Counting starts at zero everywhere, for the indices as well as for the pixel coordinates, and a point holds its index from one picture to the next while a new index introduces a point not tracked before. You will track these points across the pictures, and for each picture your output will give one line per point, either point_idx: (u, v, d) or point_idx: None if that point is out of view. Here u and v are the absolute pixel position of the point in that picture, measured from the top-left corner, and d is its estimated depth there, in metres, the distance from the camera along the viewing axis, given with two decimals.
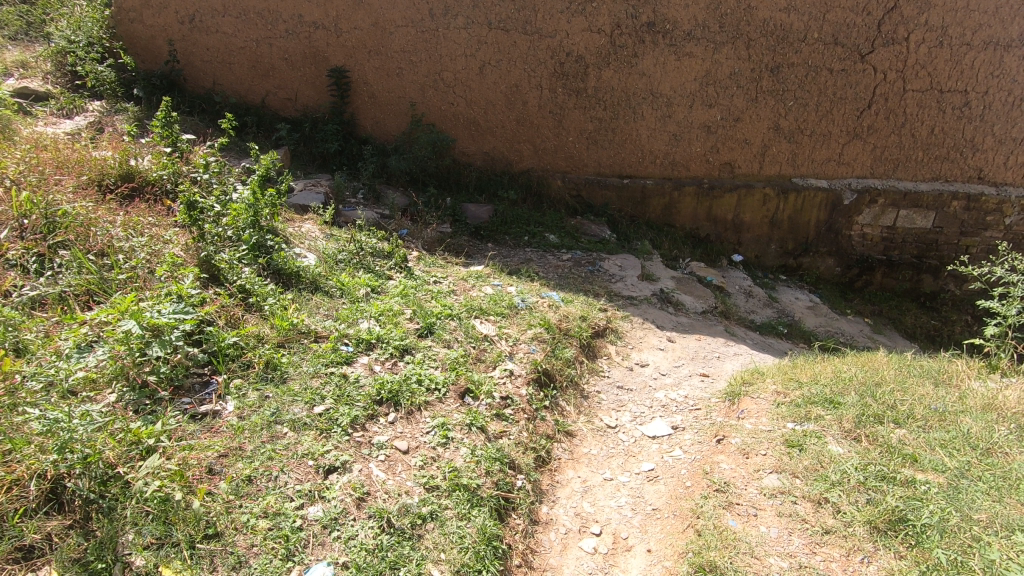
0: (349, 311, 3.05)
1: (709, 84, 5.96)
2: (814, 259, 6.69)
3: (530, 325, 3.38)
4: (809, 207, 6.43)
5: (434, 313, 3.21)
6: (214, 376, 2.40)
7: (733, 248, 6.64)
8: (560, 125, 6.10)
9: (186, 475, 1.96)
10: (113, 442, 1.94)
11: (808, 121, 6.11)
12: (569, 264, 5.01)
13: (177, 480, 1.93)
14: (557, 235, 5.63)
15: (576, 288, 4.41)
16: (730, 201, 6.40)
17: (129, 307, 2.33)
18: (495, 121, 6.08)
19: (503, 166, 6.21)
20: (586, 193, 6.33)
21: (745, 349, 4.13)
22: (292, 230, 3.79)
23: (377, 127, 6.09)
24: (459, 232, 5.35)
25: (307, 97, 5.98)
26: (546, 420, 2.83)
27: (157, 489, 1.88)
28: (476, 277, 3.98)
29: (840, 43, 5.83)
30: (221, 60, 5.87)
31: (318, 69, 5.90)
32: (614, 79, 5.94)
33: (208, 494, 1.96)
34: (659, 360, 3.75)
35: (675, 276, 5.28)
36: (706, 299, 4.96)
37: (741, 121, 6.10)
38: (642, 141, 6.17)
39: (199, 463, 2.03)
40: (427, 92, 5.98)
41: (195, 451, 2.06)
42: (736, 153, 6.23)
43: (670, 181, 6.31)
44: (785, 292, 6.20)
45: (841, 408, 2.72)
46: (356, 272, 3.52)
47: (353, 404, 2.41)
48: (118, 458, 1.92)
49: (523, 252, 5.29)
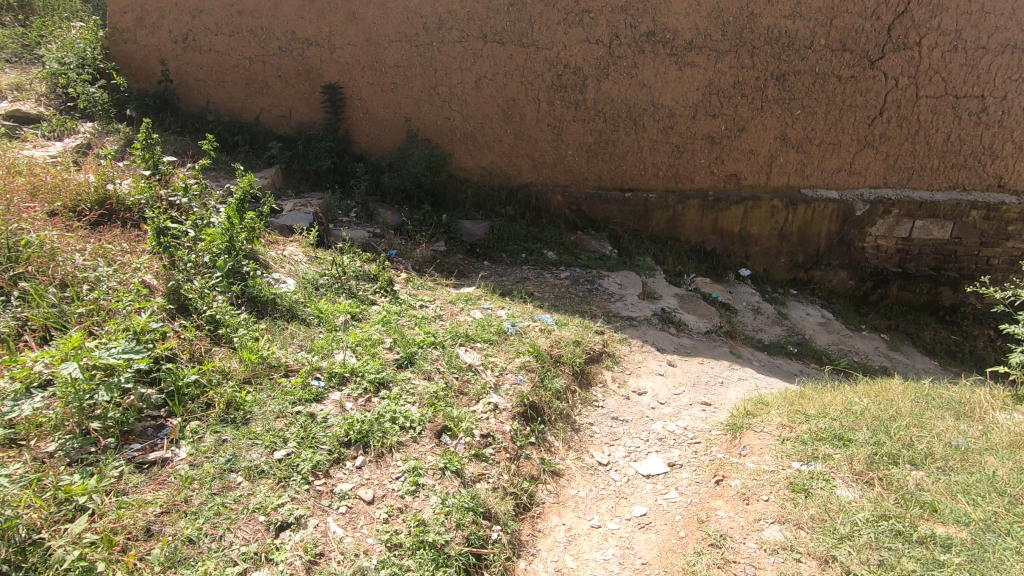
0: (324, 341, 2.89)
1: (712, 93, 5.78)
2: (826, 273, 6.43)
3: (518, 353, 3.21)
4: (819, 219, 6.19)
5: (416, 342, 3.05)
6: (170, 419, 2.26)
7: (740, 262, 6.40)
8: (559, 139, 5.94)
9: (117, 539, 1.81)
10: (39, 502, 1.81)
11: (816, 130, 5.91)
12: (566, 282, 4.82)
13: (103, 547, 1.77)
14: (555, 252, 5.45)
15: (572, 309, 4.22)
16: (737, 213, 6.18)
17: (77, 347, 2.16)
18: (492, 135, 5.94)
19: (501, 181, 6.06)
20: (587, 208, 6.15)
21: (750, 373, 3.90)
22: (274, 254, 3.66)
23: (372, 143, 5.98)
24: (454, 250, 5.19)
25: (301, 115, 5.90)
26: (531, 459, 2.65)
27: (78, 559, 1.72)
28: (466, 300, 3.82)
29: (848, 49, 5.63)
30: (215, 78, 5.81)
31: (312, 86, 5.82)
32: (614, 91, 5.78)
33: (138, 562, 1.79)
34: (658, 387, 3.55)
35: (678, 293, 5.07)
36: (710, 317, 4.73)
37: (746, 131, 5.91)
38: (644, 153, 5.99)
39: (135, 522, 1.87)
40: (422, 107, 5.86)
41: (131, 509, 1.91)
42: (742, 163, 6.03)
43: (673, 193, 6.11)
44: (796, 308, 5.95)
45: (851, 447, 2.49)
46: (337, 298, 3.37)
47: (317, 448, 2.26)
48: (42, 521, 1.78)
49: (519, 270, 5.12)
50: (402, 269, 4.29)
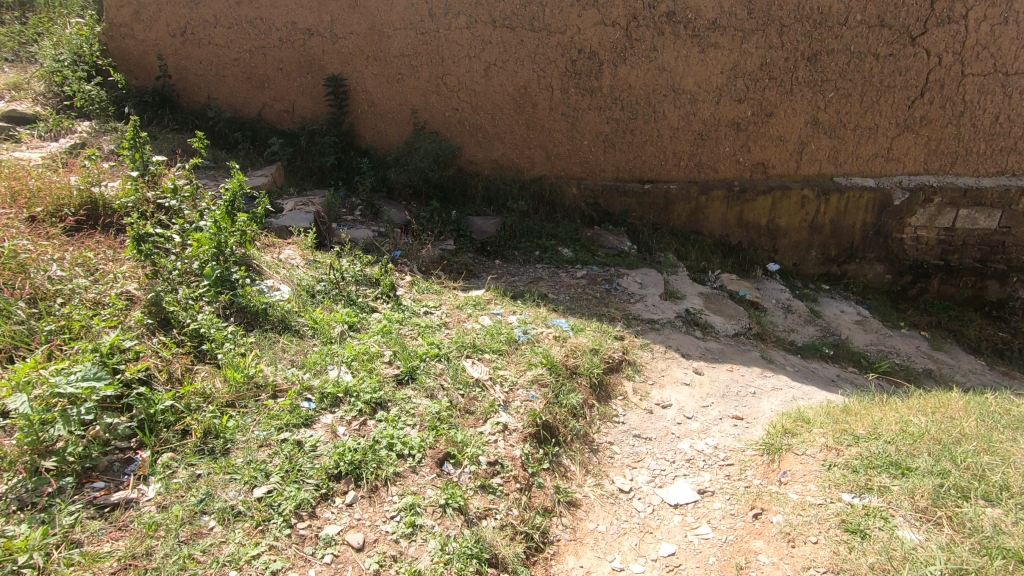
0: (317, 356, 2.65)
1: (738, 77, 5.41)
2: (861, 267, 6.03)
3: (530, 365, 2.94)
4: (854, 209, 5.79)
5: (418, 354, 2.79)
6: (140, 451, 2.06)
7: (768, 256, 6.03)
8: (574, 128, 5.62)
9: None
10: None
11: (850, 114, 5.50)
12: (583, 282, 4.53)
13: None
14: (571, 248, 5.15)
15: (589, 312, 3.93)
16: (764, 204, 5.81)
17: (25, 377, 2.00)
18: (503, 126, 5.64)
19: (513, 174, 5.77)
20: (604, 201, 5.83)
21: (784, 382, 3.58)
22: (269, 258, 3.43)
23: (378, 137, 5.72)
24: (463, 248, 4.92)
25: (304, 109, 5.67)
26: (544, 488, 2.40)
27: None
28: (474, 305, 3.56)
29: (887, 25, 5.20)
30: (215, 73, 5.60)
31: (314, 78, 5.58)
32: (632, 76, 5.44)
33: None
34: (684, 399, 3.25)
35: (703, 292, 4.74)
36: (738, 319, 4.40)
37: (775, 117, 5.53)
38: (665, 142, 5.64)
39: None
40: (430, 98, 5.59)
41: (80, 567, 1.69)
42: (770, 151, 5.65)
43: (696, 184, 5.76)
44: (829, 306, 5.57)
45: (912, 478, 2.18)
46: (335, 306, 3.13)
47: (302, 483, 2.04)
48: None
49: (533, 270, 4.83)
50: (406, 271, 4.03)
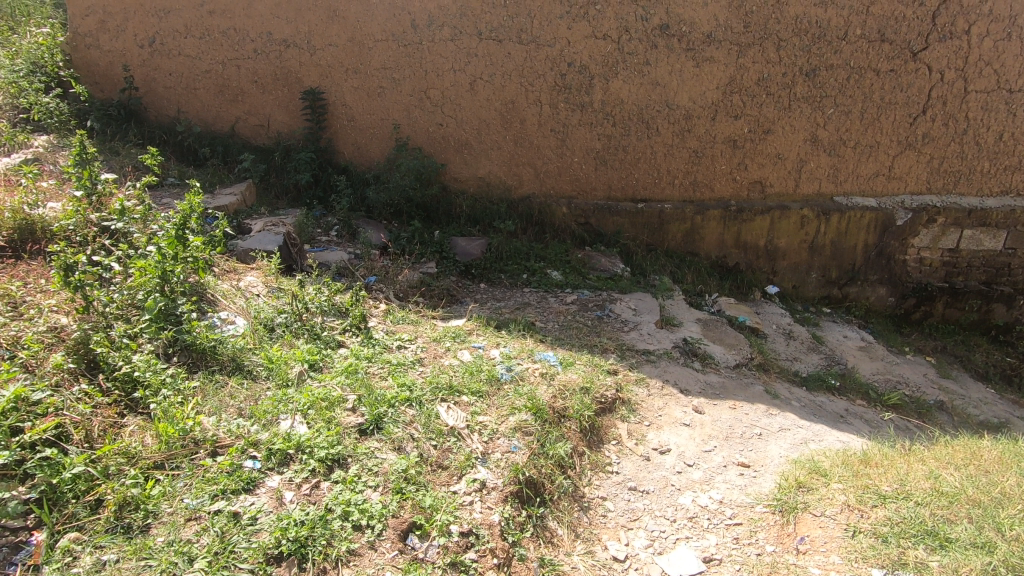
0: (269, 402, 2.32)
1: (734, 92, 5.20)
2: (863, 289, 5.78)
3: (512, 409, 2.62)
4: (855, 230, 5.57)
5: (385, 398, 2.47)
6: (34, 534, 1.74)
7: (767, 278, 5.77)
8: (563, 145, 5.37)
9: None
10: None
11: (850, 131, 5.30)
12: (574, 308, 4.23)
13: None
14: (561, 271, 4.87)
15: (580, 343, 3.63)
16: (762, 224, 5.57)
17: None
18: (489, 142, 5.38)
19: (500, 192, 5.50)
20: (596, 220, 5.57)
21: (791, 421, 3.28)
22: (226, 286, 3.11)
23: (358, 153, 5.44)
24: (446, 271, 4.62)
25: (280, 123, 5.39)
26: (527, 561, 2.09)
27: None
28: (454, 337, 3.25)
29: (887, 40, 5.02)
30: (186, 85, 5.32)
31: (291, 92, 5.30)
32: (624, 91, 5.21)
33: None
34: (684, 443, 2.94)
35: (700, 318, 4.46)
36: (739, 348, 4.10)
37: (772, 134, 5.32)
38: (658, 159, 5.41)
39: None
40: (413, 113, 5.33)
41: None
42: (768, 169, 5.44)
43: (692, 204, 5.52)
44: (831, 331, 5.30)
45: (952, 552, 1.96)
46: (296, 342, 2.81)
47: (236, 568, 1.72)
48: None
49: (520, 294, 4.54)
50: (376, 298, 3.72)
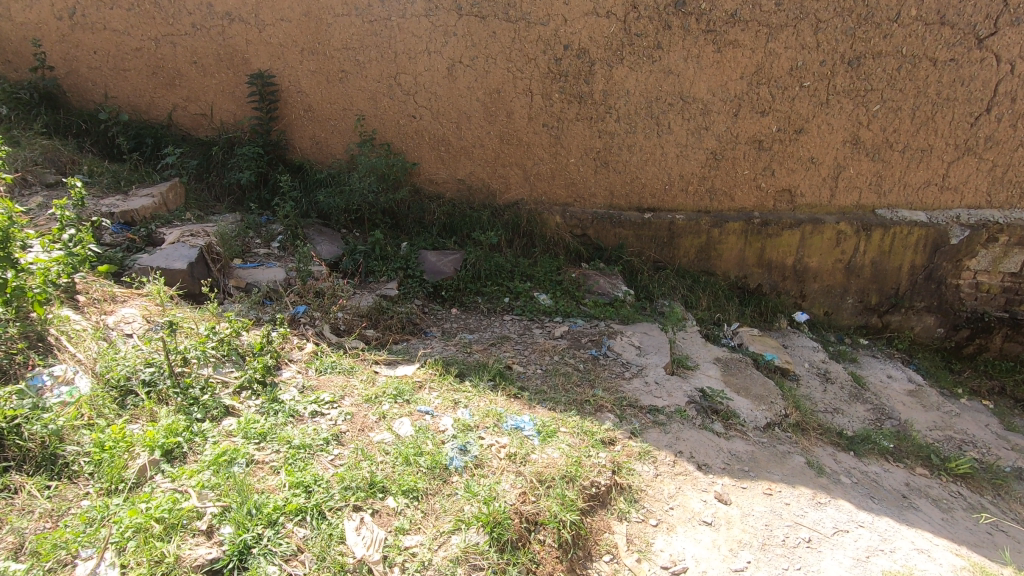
0: (69, 529, 1.54)
1: (760, 83, 4.37)
2: (907, 318, 4.94)
3: (457, 524, 1.81)
4: (899, 248, 4.74)
5: (262, 512, 1.68)
6: None
7: (794, 303, 4.92)
8: (558, 143, 4.55)
9: None
10: None
11: (898, 131, 4.48)
12: (564, 344, 3.40)
13: None
14: (549, 294, 4.05)
15: (567, 399, 2.80)
16: (791, 239, 4.74)
17: None
18: (470, 138, 4.57)
19: (482, 198, 4.68)
20: (595, 232, 4.72)
21: (849, 516, 2.46)
22: (83, 324, 2.29)
23: (316, 148, 4.63)
24: (410, 293, 3.81)
25: (225, 112, 4.58)
26: None
27: None
28: (397, 394, 2.43)
29: (948, 23, 4.17)
30: (113, 65, 4.51)
31: (236, 75, 4.50)
32: (630, 80, 4.39)
33: None
34: (708, 557, 2.12)
35: (719, 359, 3.63)
36: (770, 401, 3.25)
37: (805, 134, 4.51)
38: (669, 162, 4.59)
39: None
40: (380, 102, 4.51)
41: None
42: (798, 175, 4.62)
43: (707, 214, 4.70)
44: (872, 370, 4.45)
45: None
46: (157, 411, 1.99)
47: None
48: None
49: (499, 324, 3.72)
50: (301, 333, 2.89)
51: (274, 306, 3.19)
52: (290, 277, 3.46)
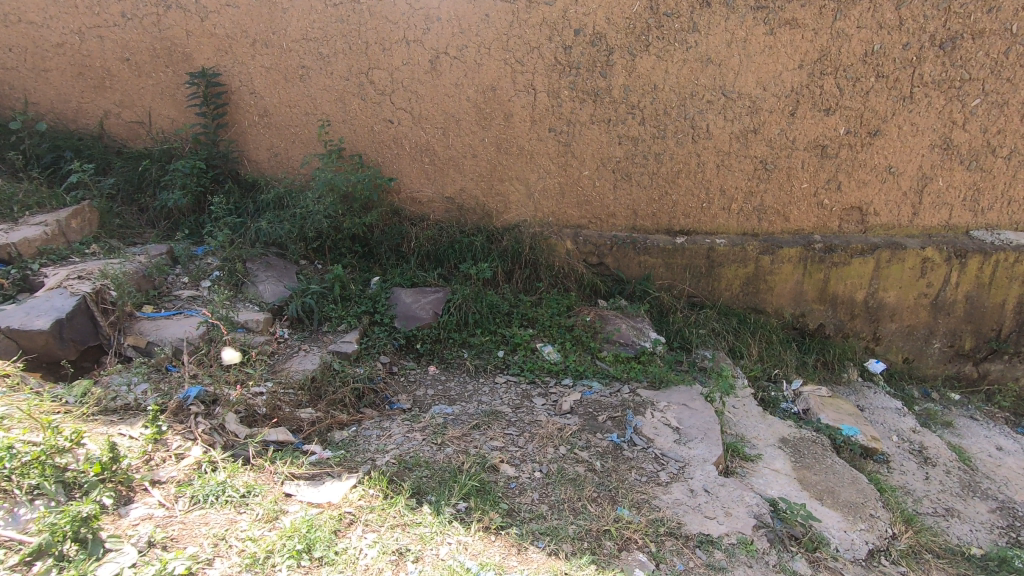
0: None
1: (825, 73, 3.44)
2: (1010, 367, 3.93)
3: None
4: (1001, 280, 3.76)
5: None
6: None
7: (867, 348, 3.93)
8: (568, 152, 3.66)
9: None
10: None
11: (1002, 132, 3.52)
12: (573, 426, 2.48)
13: None
14: (556, 344, 3.14)
15: (576, 531, 1.89)
16: (862, 269, 3.77)
17: None
18: (460, 146, 3.70)
19: (475, 219, 3.79)
20: (615, 261, 3.80)
21: None
22: None
23: (273, 161, 3.80)
24: (375, 347, 2.93)
25: (164, 119, 3.79)
26: None
27: None
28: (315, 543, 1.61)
29: None
30: (32, 65, 3.76)
31: (176, 74, 3.70)
32: (659, 72, 3.49)
33: None
34: None
35: (786, 443, 2.67)
36: (868, 515, 2.28)
37: (881, 136, 3.55)
38: (708, 173, 3.67)
39: None
40: (349, 103, 3.68)
41: None
42: (871, 188, 3.67)
43: (756, 239, 3.76)
44: (977, 442, 3.43)
45: None
46: None
47: None
48: None
49: (488, 391, 2.82)
50: (182, 421, 1.98)
51: (172, 378, 2.26)
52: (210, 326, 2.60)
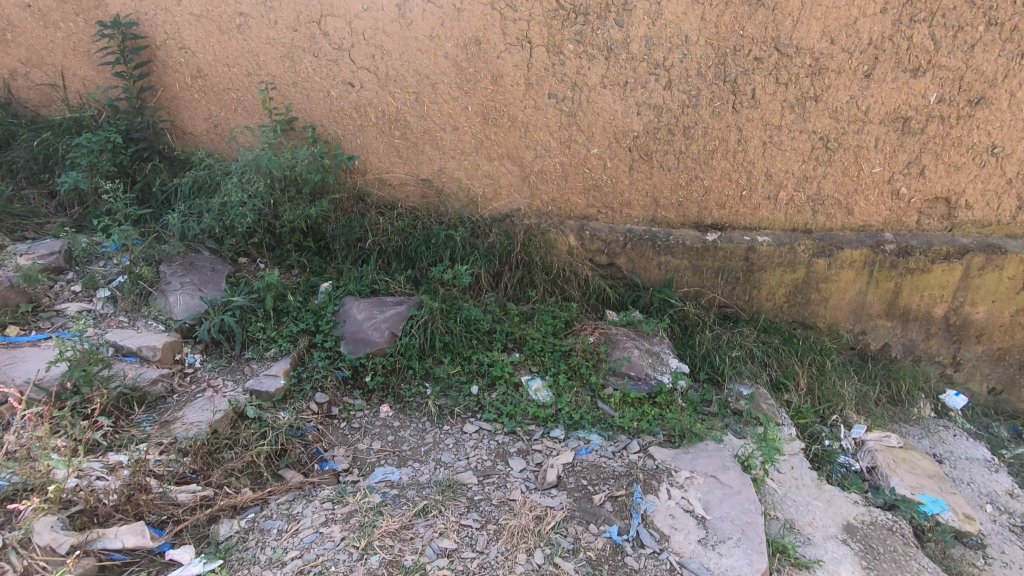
0: None
1: (917, 20, 2.58)
2: None
3: None
4: None
5: None
6: None
7: (943, 374, 3.14)
8: (572, 124, 2.88)
9: None
10: None
11: None
12: (558, 513, 1.81)
13: None
14: (547, 378, 2.41)
15: None
16: (945, 277, 2.96)
17: None
18: (436, 115, 2.94)
19: (456, 207, 3.05)
20: (629, 262, 3.04)
21: None
22: None
23: (212, 133, 3.10)
24: (311, 381, 2.25)
25: (79, 81, 3.10)
26: None
27: None
28: None
29: None
30: None
31: (88, 24, 2.99)
32: (693, 19, 2.65)
33: None
34: None
35: (853, 534, 1.96)
36: None
37: (986, 106, 2.69)
38: (752, 152, 2.85)
39: None
40: (298, 60, 2.93)
41: None
42: (965, 174, 2.83)
43: (809, 237, 2.96)
44: None
45: None
46: None
47: None
48: None
49: (453, 446, 2.14)
50: None
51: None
52: (22, 393, 1.82)
